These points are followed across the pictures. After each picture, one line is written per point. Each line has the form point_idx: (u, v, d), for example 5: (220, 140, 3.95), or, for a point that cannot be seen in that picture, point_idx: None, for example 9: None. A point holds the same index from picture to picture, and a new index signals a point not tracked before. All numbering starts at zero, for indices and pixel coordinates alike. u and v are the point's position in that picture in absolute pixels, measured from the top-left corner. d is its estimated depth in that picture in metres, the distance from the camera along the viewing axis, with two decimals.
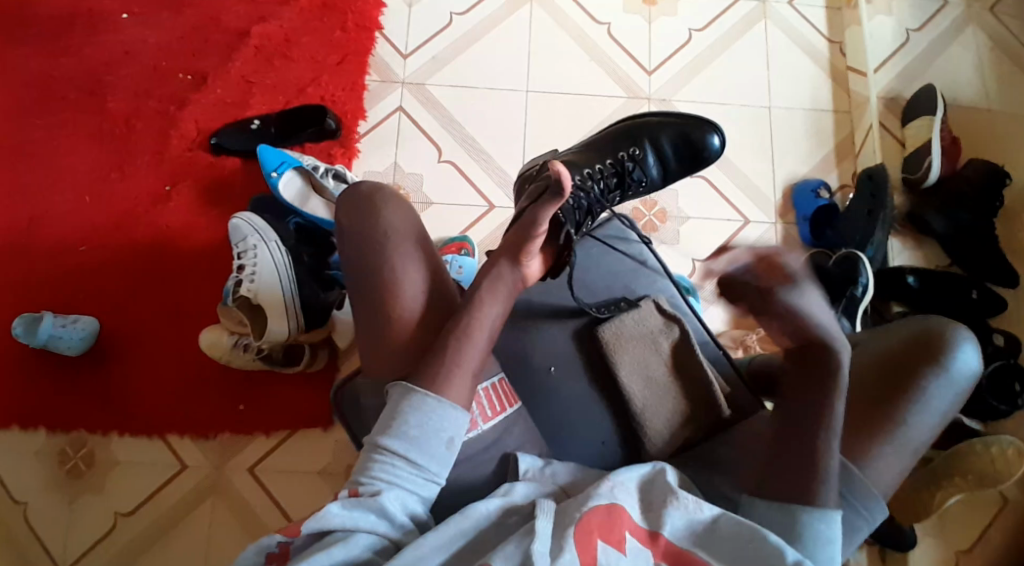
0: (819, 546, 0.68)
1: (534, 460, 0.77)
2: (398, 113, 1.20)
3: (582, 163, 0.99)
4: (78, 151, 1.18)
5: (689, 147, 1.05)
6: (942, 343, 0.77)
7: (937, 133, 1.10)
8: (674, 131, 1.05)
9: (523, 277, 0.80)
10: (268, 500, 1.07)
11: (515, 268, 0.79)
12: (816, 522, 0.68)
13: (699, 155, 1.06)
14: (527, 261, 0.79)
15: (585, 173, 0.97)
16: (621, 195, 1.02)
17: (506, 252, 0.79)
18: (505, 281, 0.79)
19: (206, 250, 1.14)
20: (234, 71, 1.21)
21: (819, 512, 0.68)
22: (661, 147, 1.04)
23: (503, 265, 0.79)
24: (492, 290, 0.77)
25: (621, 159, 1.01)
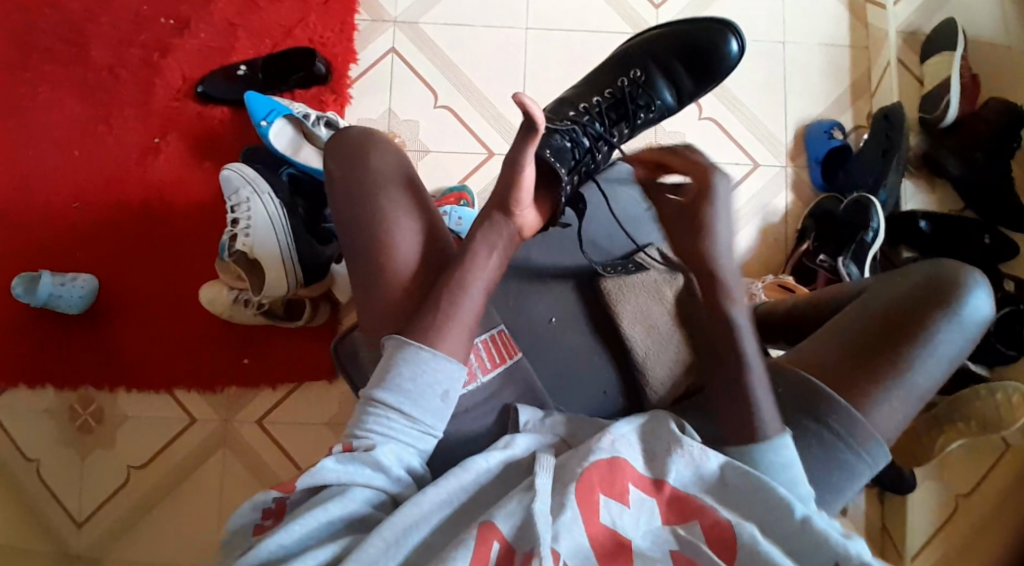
0: (779, 474, 0.68)
1: (535, 411, 0.76)
2: (391, 55, 1.15)
3: (577, 99, 0.94)
4: (62, 102, 1.13)
5: (700, 54, 0.98)
6: (952, 288, 0.78)
7: (956, 69, 1.04)
8: (678, 43, 0.98)
9: (517, 229, 0.78)
10: (276, 448, 1.09)
11: (507, 219, 0.77)
12: (770, 453, 0.68)
13: (711, 63, 0.98)
14: (520, 211, 0.77)
15: (581, 107, 0.92)
16: (628, 125, 0.95)
17: (497, 203, 0.77)
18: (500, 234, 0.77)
19: (200, 204, 1.12)
20: (217, 13, 1.15)
21: (768, 445, 0.68)
22: (667, 65, 0.97)
23: (497, 217, 0.77)
24: (487, 241, 0.76)
25: (621, 85, 0.95)
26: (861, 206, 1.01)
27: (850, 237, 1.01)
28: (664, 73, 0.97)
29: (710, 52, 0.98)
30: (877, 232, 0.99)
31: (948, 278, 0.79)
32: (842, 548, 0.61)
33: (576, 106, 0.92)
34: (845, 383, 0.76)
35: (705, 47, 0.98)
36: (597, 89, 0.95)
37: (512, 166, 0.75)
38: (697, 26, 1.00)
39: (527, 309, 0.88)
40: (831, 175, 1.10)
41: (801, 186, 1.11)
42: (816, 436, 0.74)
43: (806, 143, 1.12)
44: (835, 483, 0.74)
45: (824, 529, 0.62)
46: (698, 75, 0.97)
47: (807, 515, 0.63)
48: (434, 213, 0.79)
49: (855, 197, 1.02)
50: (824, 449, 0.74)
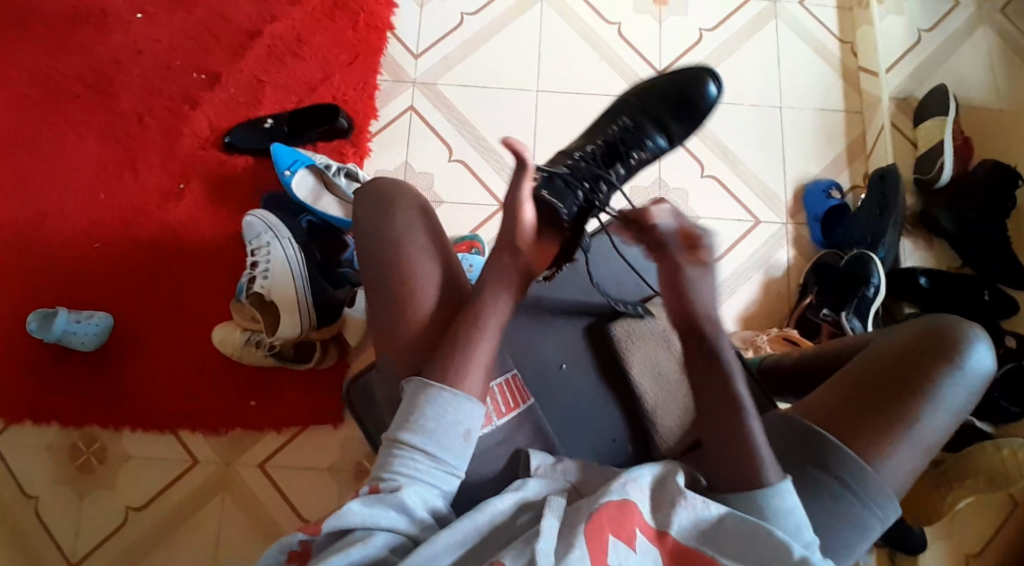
0: (782, 519, 0.67)
1: (545, 456, 0.75)
2: (409, 112, 1.21)
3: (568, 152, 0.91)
4: (92, 148, 1.19)
5: (681, 95, 0.96)
6: (958, 340, 0.77)
7: (949, 133, 1.10)
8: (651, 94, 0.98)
9: (526, 267, 0.78)
10: (277, 495, 1.08)
11: (515, 259, 0.77)
12: (773, 498, 0.67)
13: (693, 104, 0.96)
14: (525, 247, 0.77)
15: (574, 156, 0.90)
16: (625, 166, 0.91)
17: (509, 244, 0.77)
18: (510, 275, 0.77)
19: (218, 247, 1.15)
20: (245, 70, 1.22)
21: (770, 490, 0.67)
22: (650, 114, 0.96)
23: (506, 258, 0.77)
24: (496, 281, 0.77)
25: (610, 133, 0.93)
26: (860, 262, 1.02)
27: (850, 293, 1.02)
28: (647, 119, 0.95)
29: (695, 95, 0.96)
30: (877, 288, 1.01)
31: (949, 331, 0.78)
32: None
33: (568, 157, 0.90)
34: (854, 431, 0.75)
35: (686, 90, 0.96)
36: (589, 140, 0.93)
37: (513, 204, 0.77)
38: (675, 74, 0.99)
39: (538, 349, 0.88)
40: (830, 232, 1.13)
41: (803, 243, 1.15)
42: (823, 487, 0.74)
43: (805, 200, 1.16)
44: (841, 532, 0.74)
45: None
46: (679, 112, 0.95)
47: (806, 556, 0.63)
48: (452, 254, 0.82)
49: (853, 253, 1.04)
50: (836, 504, 0.74)
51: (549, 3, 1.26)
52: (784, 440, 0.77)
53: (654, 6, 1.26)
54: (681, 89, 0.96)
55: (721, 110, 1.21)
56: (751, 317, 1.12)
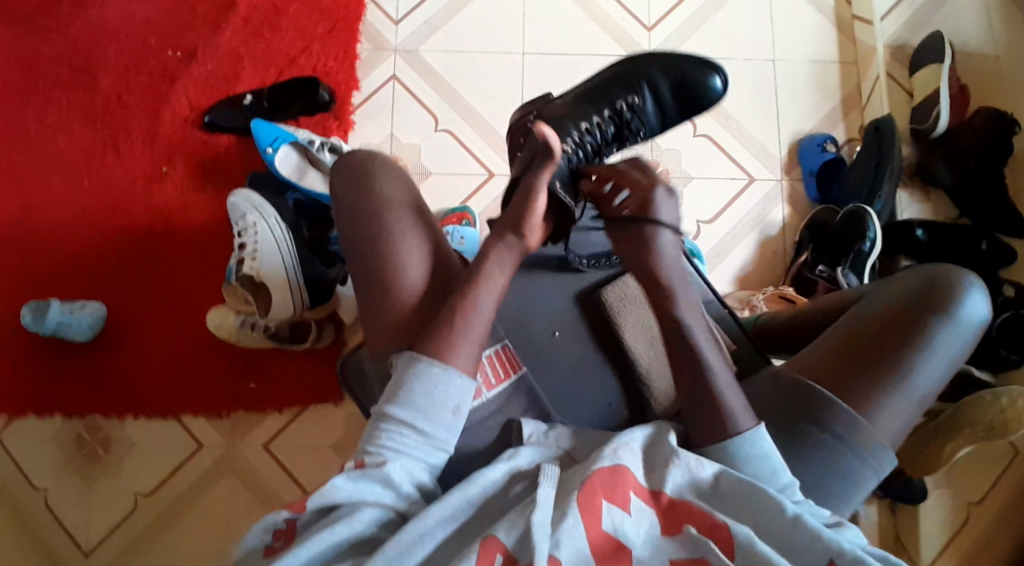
0: (755, 467, 0.67)
1: (537, 424, 0.76)
2: (392, 82, 1.18)
3: (579, 117, 0.86)
4: (71, 134, 1.16)
5: (689, 88, 0.92)
6: (948, 293, 0.76)
7: (945, 81, 1.07)
8: (673, 74, 0.92)
9: (524, 249, 0.78)
10: (280, 472, 1.09)
11: (520, 240, 0.77)
12: (742, 448, 0.67)
13: (699, 103, 0.93)
14: (530, 233, 0.78)
15: (583, 127, 0.85)
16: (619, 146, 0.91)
17: (511, 224, 0.77)
18: (512, 252, 0.77)
19: (206, 229, 1.14)
20: (223, 45, 1.18)
21: (739, 441, 0.68)
22: (659, 87, 0.91)
23: (510, 238, 0.77)
24: (500, 262, 0.76)
25: (618, 109, 0.89)
26: (855, 217, 1.02)
27: (847, 247, 1.02)
28: (657, 96, 0.91)
29: (699, 87, 0.92)
30: (874, 242, 1.00)
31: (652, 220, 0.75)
32: (833, 543, 0.60)
33: (576, 126, 0.85)
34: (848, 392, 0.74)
35: (697, 86, 0.92)
36: (595, 108, 0.88)
37: (527, 191, 0.77)
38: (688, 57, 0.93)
39: (529, 325, 0.88)
40: (826, 189, 1.12)
41: (797, 198, 1.13)
42: (818, 443, 0.74)
43: (800, 155, 1.14)
44: (836, 484, 0.74)
45: (821, 529, 0.61)
46: (684, 105, 0.93)
47: (799, 514, 0.62)
48: (440, 232, 0.81)
49: (848, 207, 1.03)
50: (828, 454, 0.74)
51: None
52: (783, 395, 0.76)
53: None
54: (694, 81, 0.92)
55: (712, 63, 1.18)
56: (748, 277, 1.11)
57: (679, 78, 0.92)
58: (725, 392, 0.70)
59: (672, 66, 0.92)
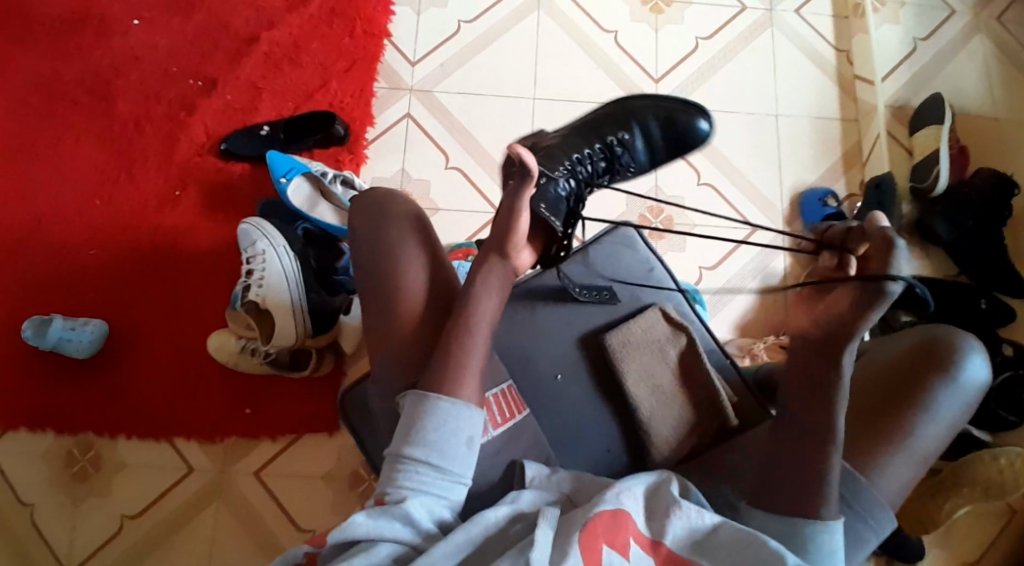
0: (823, 556, 0.67)
1: (540, 467, 0.76)
2: (406, 119, 1.21)
3: (570, 148, 0.90)
4: (89, 154, 1.19)
5: (674, 129, 0.97)
6: (945, 349, 0.77)
7: (944, 142, 1.10)
8: (662, 115, 0.97)
9: (513, 267, 0.80)
10: (270, 502, 1.08)
11: (504, 258, 0.78)
12: (822, 535, 0.67)
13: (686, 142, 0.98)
14: (516, 251, 0.78)
15: (575, 157, 0.89)
16: (610, 179, 0.95)
17: (495, 245, 0.78)
18: (504, 275, 0.79)
19: (213, 253, 1.15)
20: (243, 77, 1.22)
21: (822, 524, 0.67)
22: (648, 127, 0.96)
23: (493, 258, 0.78)
24: (486, 283, 0.77)
25: (608, 143, 0.93)
26: None
27: None
28: (648, 133, 0.96)
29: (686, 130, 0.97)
30: None
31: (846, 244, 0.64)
32: None
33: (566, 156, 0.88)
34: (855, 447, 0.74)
35: (683, 127, 0.97)
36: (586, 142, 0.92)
37: (511, 209, 0.75)
38: (678, 100, 0.99)
39: (534, 358, 0.89)
40: None
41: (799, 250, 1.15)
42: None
43: (802, 209, 1.16)
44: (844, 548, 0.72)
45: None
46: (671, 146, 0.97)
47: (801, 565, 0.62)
48: (442, 253, 0.82)
49: None
50: None
51: (547, 11, 1.27)
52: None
53: (651, 14, 1.26)
54: (678, 121, 0.97)
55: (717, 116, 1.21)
56: (747, 325, 1.12)
57: (665, 118, 0.97)
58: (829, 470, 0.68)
59: (662, 108, 0.97)
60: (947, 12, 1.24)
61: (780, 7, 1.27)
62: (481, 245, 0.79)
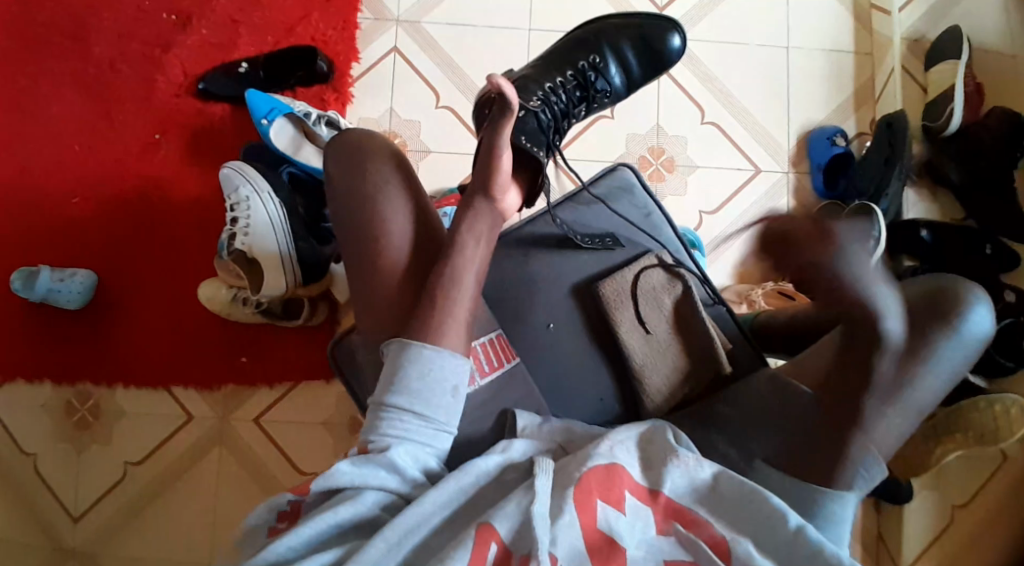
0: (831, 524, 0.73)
1: (532, 417, 0.75)
2: (393, 54, 1.14)
3: (541, 78, 0.90)
4: (61, 96, 1.13)
5: (648, 47, 0.96)
6: (951, 300, 0.73)
7: (961, 78, 1.03)
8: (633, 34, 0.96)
9: (500, 213, 0.79)
10: (271, 446, 1.09)
11: (491, 204, 0.78)
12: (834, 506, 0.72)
13: (659, 58, 0.97)
14: (501, 195, 0.78)
15: (547, 87, 0.89)
16: (587, 108, 0.94)
17: (480, 188, 0.77)
18: (493, 220, 0.78)
19: (199, 200, 1.11)
20: (220, 10, 1.14)
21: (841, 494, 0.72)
22: (619, 47, 0.95)
23: (479, 201, 0.77)
24: (473, 232, 0.76)
25: (581, 70, 0.92)
26: (863, 214, 1.00)
27: None
28: (619, 54, 0.95)
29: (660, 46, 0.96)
30: (877, 242, 0.98)
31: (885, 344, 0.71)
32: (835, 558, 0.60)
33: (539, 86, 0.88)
34: (862, 401, 0.72)
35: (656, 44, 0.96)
36: (558, 70, 0.91)
37: (491, 151, 0.76)
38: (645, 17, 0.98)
39: (525, 312, 0.88)
40: (833, 183, 1.09)
41: (804, 193, 1.11)
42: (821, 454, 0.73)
43: (809, 150, 1.11)
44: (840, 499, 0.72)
45: (828, 547, 0.61)
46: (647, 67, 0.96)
47: (802, 526, 0.61)
48: (429, 206, 0.79)
49: (857, 203, 1.01)
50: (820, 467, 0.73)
51: None
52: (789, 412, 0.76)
53: None
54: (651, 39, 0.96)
55: (725, 51, 1.14)
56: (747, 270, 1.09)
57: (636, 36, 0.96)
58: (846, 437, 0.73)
59: (631, 26, 0.96)
60: None
61: None
62: (467, 189, 0.78)
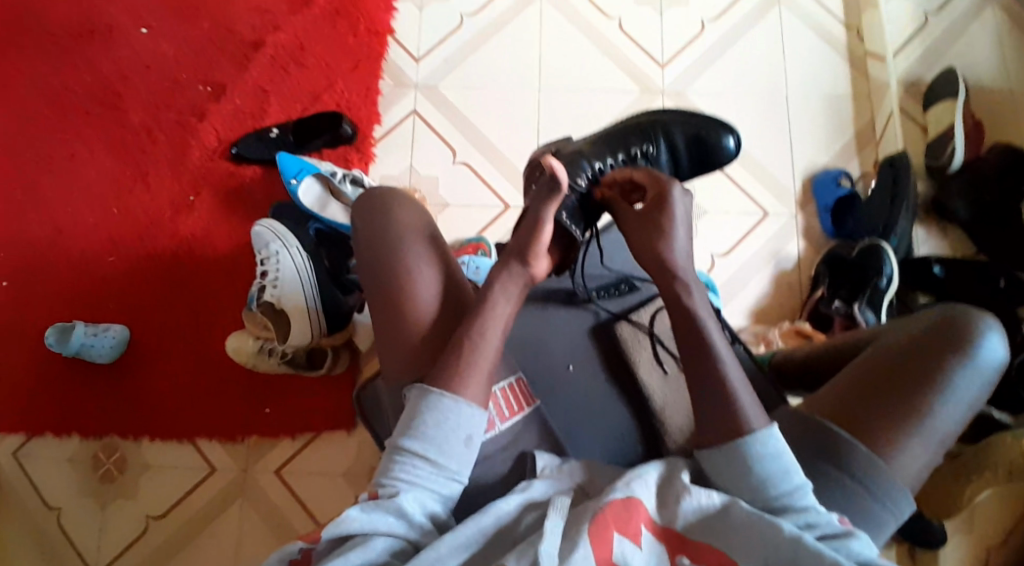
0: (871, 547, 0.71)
1: (551, 458, 0.75)
2: (412, 117, 1.21)
3: (593, 157, 0.88)
4: (103, 163, 1.20)
5: (702, 146, 0.95)
6: (961, 331, 0.75)
7: (960, 117, 1.08)
8: (691, 129, 0.95)
9: (530, 278, 0.78)
10: (291, 497, 1.10)
11: (525, 268, 0.78)
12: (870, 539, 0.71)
13: (712, 160, 0.96)
14: (536, 261, 0.78)
15: (595, 167, 0.87)
16: None
17: (515, 252, 0.78)
18: (519, 283, 0.78)
19: (228, 256, 1.17)
20: (252, 81, 1.23)
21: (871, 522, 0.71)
22: (674, 139, 0.94)
23: (514, 265, 0.77)
24: (505, 291, 0.76)
25: (632, 155, 0.91)
26: (872, 252, 1.03)
27: (862, 283, 1.02)
28: (673, 147, 0.94)
29: (714, 146, 0.96)
30: (889, 280, 1.01)
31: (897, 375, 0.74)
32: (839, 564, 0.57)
33: (589, 164, 0.87)
34: (886, 432, 0.72)
35: (711, 143, 0.96)
36: (611, 152, 0.90)
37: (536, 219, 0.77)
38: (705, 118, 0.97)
39: (543, 351, 0.89)
40: (841, 223, 1.12)
41: (814, 235, 1.13)
42: (837, 487, 0.71)
43: (814, 191, 1.14)
44: (862, 528, 0.70)
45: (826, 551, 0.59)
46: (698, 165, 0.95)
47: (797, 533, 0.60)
48: (451, 261, 0.81)
49: (864, 243, 1.04)
50: (845, 497, 0.71)
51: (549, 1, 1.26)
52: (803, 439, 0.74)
53: None
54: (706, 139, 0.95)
55: (727, 102, 1.19)
56: (763, 311, 1.10)
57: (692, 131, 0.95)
58: (749, 398, 0.68)
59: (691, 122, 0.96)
60: None
61: None
62: (503, 253, 0.79)
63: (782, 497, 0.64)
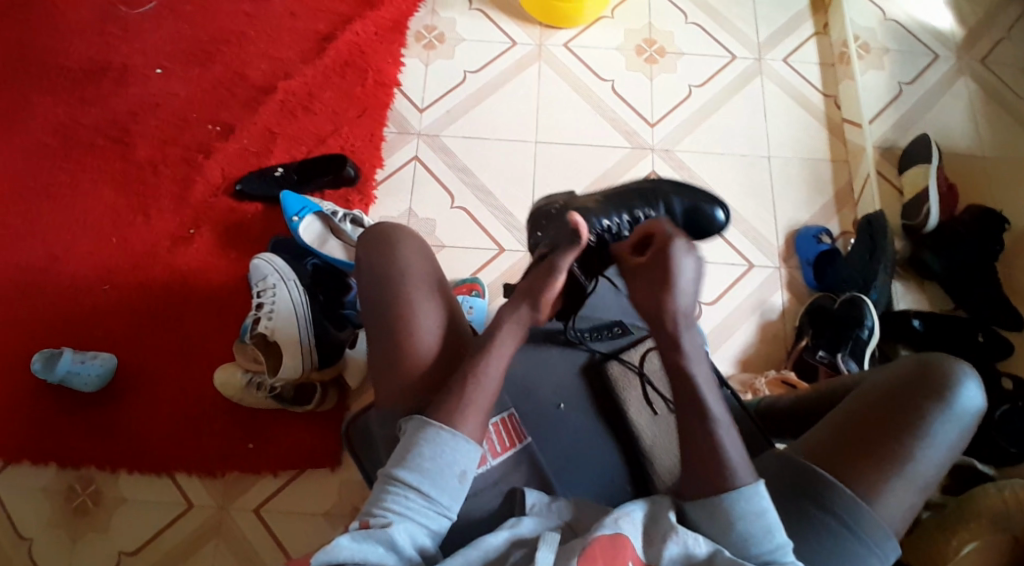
0: None
1: (540, 495, 0.73)
2: (413, 162, 1.26)
3: (601, 215, 0.95)
4: (107, 194, 1.23)
5: (696, 216, 1.03)
6: (940, 377, 0.73)
7: (932, 180, 1.14)
8: (688, 200, 1.03)
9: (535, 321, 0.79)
10: (270, 538, 1.06)
11: (534, 311, 0.79)
12: None
13: (702, 232, 1.04)
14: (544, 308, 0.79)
15: (605, 224, 0.94)
16: None
17: (527, 296, 0.79)
18: (518, 322, 0.78)
19: (223, 289, 1.18)
20: (259, 122, 1.28)
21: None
22: (671, 206, 1.02)
23: (524, 309, 0.78)
24: (511, 331, 0.77)
25: (637, 217, 0.98)
26: (854, 305, 1.05)
27: (845, 335, 1.05)
28: (670, 214, 1.02)
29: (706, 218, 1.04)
30: (871, 330, 1.04)
31: (879, 416, 0.73)
32: None
33: (599, 222, 0.93)
34: (866, 475, 0.70)
35: (703, 214, 1.04)
36: (616, 212, 0.97)
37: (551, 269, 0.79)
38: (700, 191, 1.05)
39: (534, 389, 0.88)
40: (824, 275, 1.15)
41: (797, 288, 1.17)
42: (823, 528, 0.69)
43: (798, 246, 1.19)
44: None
45: None
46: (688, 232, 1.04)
47: None
48: (453, 302, 0.82)
49: (846, 296, 1.07)
50: (830, 541, 0.69)
51: (548, 62, 1.33)
52: (787, 484, 0.72)
53: (646, 64, 1.33)
54: (701, 211, 1.03)
55: (712, 160, 1.26)
56: (749, 360, 1.13)
57: (689, 203, 1.03)
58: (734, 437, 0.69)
59: (687, 194, 1.04)
60: (930, 58, 1.32)
61: (768, 56, 1.34)
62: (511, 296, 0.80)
63: (765, 554, 0.64)
